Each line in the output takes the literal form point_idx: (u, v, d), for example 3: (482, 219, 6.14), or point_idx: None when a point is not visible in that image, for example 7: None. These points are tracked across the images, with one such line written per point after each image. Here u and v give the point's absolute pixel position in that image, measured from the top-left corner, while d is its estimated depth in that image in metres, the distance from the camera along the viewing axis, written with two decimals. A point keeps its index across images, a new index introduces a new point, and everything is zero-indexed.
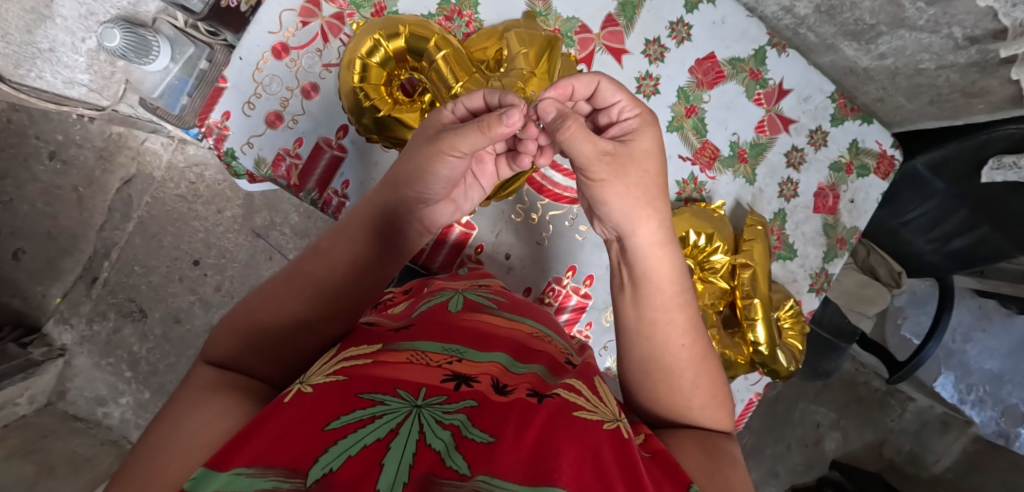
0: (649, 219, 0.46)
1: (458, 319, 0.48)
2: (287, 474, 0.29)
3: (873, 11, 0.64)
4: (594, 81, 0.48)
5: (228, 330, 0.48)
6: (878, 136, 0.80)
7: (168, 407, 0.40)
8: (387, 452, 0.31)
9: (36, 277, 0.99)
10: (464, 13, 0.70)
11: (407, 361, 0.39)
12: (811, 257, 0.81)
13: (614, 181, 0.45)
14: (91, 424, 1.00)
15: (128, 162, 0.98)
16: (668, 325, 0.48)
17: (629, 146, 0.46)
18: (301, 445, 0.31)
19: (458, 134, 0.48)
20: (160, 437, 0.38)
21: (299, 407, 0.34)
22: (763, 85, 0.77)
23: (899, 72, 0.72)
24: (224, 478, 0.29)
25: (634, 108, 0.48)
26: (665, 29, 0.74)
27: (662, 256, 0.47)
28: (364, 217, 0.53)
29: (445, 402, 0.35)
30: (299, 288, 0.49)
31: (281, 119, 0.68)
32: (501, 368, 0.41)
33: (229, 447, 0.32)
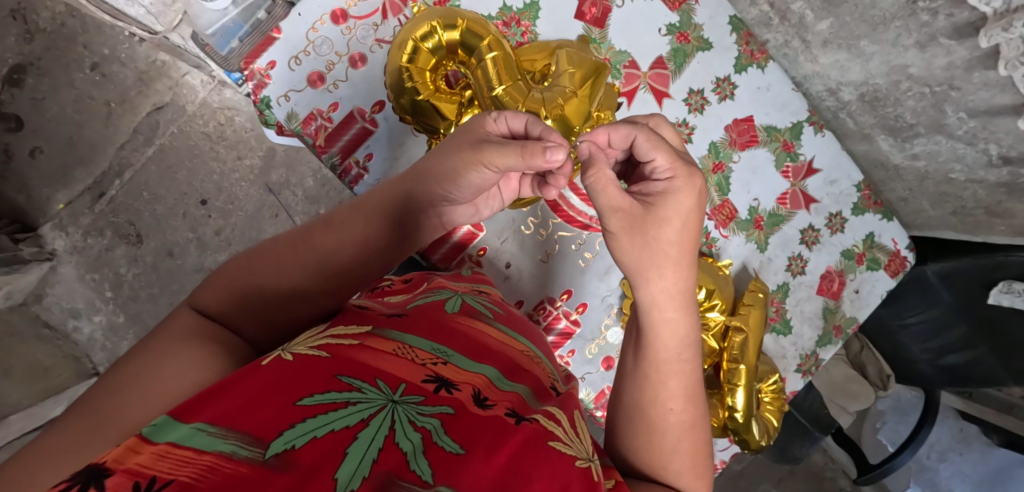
0: (655, 281, 0.43)
1: (455, 324, 0.48)
2: (249, 441, 0.29)
3: (915, 111, 0.66)
4: (631, 135, 0.45)
5: (221, 283, 0.48)
6: (894, 234, 0.80)
7: (148, 345, 0.40)
8: (352, 443, 0.30)
9: (46, 180, 1.00)
10: (522, 23, 0.71)
11: (390, 352, 0.39)
12: (805, 337, 0.80)
13: (622, 237, 0.44)
14: (58, 334, 1.01)
15: (165, 91, 1.00)
16: (659, 387, 0.46)
17: (649, 210, 0.43)
18: (268, 414, 0.30)
19: (497, 150, 0.46)
20: (129, 376, 0.37)
21: (272, 373, 0.34)
22: (793, 158, 0.78)
23: (928, 176, 0.72)
24: (184, 430, 0.28)
25: (669, 169, 0.44)
26: (711, 83, 0.75)
27: (667, 319, 0.45)
28: (383, 202, 0.52)
29: (422, 403, 0.35)
30: (303, 258, 0.49)
31: (322, 81, 0.69)
32: (482, 381, 0.41)
33: (194, 401, 0.31)
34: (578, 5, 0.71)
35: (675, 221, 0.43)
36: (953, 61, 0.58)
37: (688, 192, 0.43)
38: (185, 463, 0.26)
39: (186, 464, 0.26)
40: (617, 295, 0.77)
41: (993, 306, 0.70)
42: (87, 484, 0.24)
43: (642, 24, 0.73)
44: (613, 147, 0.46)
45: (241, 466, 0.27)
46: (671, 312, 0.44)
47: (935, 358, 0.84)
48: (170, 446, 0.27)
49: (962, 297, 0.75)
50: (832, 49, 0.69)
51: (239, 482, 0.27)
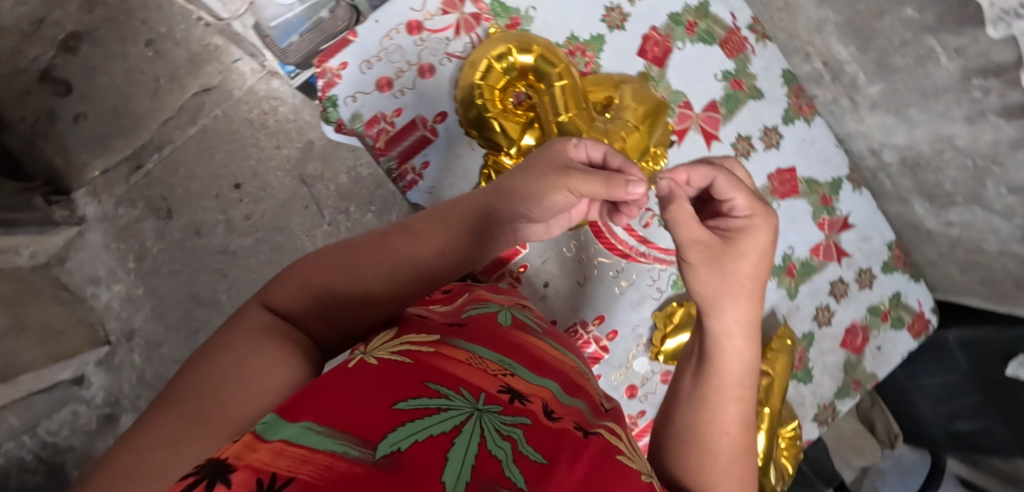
0: (729, 309, 0.48)
1: (513, 336, 0.51)
2: (357, 443, 0.31)
3: (955, 181, 0.69)
4: (712, 175, 0.48)
5: (294, 282, 0.50)
6: (920, 296, 0.82)
7: (231, 341, 0.42)
8: (452, 447, 0.32)
9: (86, 146, 1.04)
10: (587, 54, 0.74)
11: (460, 362, 0.42)
12: (824, 387, 0.81)
13: (702, 265, 0.48)
14: (77, 298, 1.05)
15: (214, 74, 1.06)
16: (718, 410, 0.49)
17: (730, 243, 0.48)
18: (371, 418, 0.33)
19: (584, 177, 0.49)
20: (218, 370, 0.39)
21: (360, 379, 0.36)
22: (830, 212, 0.80)
23: (959, 244, 0.75)
24: (292, 431, 0.30)
25: (748, 209, 0.48)
26: (759, 131, 0.78)
27: (736, 346, 0.49)
28: (462, 215, 0.56)
29: (502, 413, 0.38)
30: (378, 262, 0.52)
31: (390, 86, 0.72)
32: (547, 395, 0.44)
33: (292, 404, 0.33)
34: (641, 43, 0.75)
35: (748, 256, 0.48)
36: (1000, 139, 0.61)
37: (761, 229, 0.48)
38: (301, 463, 0.28)
39: (303, 463, 0.28)
40: (646, 326, 0.79)
41: (1011, 377, 0.72)
42: (216, 479, 0.27)
43: (700, 67, 0.77)
44: (690, 185, 0.49)
45: (353, 466, 0.29)
46: (741, 339, 0.48)
47: (947, 422, 0.87)
48: (285, 442, 0.29)
49: (979, 365, 0.77)
50: (879, 113, 0.73)
51: (353, 479, 0.28)
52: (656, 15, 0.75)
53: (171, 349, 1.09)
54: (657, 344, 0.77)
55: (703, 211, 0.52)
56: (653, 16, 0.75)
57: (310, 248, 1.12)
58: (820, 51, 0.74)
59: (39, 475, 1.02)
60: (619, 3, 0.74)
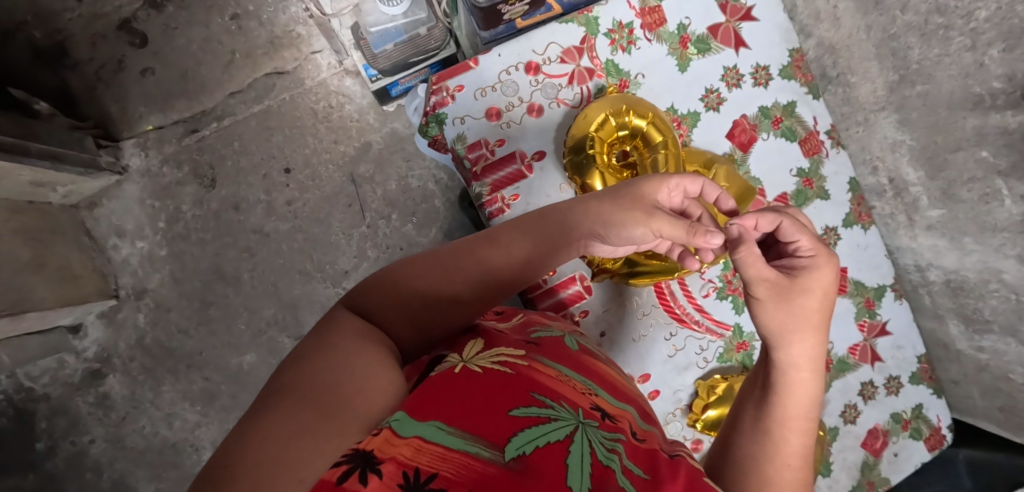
0: (797, 342, 0.56)
1: (584, 359, 0.56)
2: (488, 445, 0.37)
3: (995, 309, 0.77)
4: (776, 220, 0.57)
5: (384, 289, 0.56)
6: (939, 411, 0.89)
7: (335, 339, 0.48)
8: (569, 456, 0.39)
9: (145, 98, 1.21)
10: (682, 127, 0.80)
11: (552, 377, 0.47)
12: (840, 483, 0.86)
13: (771, 303, 0.57)
14: (97, 246, 1.20)
15: (290, 60, 1.22)
16: (783, 443, 0.56)
17: (794, 279, 0.57)
18: (495, 424, 0.39)
19: (669, 222, 0.57)
20: (334, 359, 0.45)
21: (476, 388, 0.42)
22: (871, 315, 0.86)
23: (986, 369, 0.83)
24: (429, 430, 0.36)
25: (812, 249, 0.57)
26: (820, 229, 0.84)
27: (801, 377, 0.57)
28: (540, 233, 0.63)
29: (601, 428, 0.44)
30: (462, 269, 0.59)
31: (498, 117, 0.76)
32: (628, 417, 0.51)
33: (417, 406, 0.38)
34: (730, 127, 0.81)
35: (813, 293, 0.56)
36: None
37: (825, 268, 0.57)
38: (441, 458, 0.34)
39: (442, 459, 0.34)
40: (687, 392, 0.81)
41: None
42: (367, 469, 0.32)
43: (779, 159, 0.82)
44: (757, 229, 0.58)
45: (489, 467, 0.35)
46: (808, 371, 0.56)
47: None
48: (424, 436, 0.35)
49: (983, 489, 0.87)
50: (934, 234, 0.80)
51: (493, 478, 0.35)
52: (749, 105, 0.82)
53: (177, 315, 1.23)
54: (697, 412, 0.79)
55: (770, 252, 0.61)
56: (746, 105, 0.82)
57: (342, 244, 1.25)
58: (888, 168, 0.82)
59: (7, 417, 1.20)
60: (718, 87, 0.81)
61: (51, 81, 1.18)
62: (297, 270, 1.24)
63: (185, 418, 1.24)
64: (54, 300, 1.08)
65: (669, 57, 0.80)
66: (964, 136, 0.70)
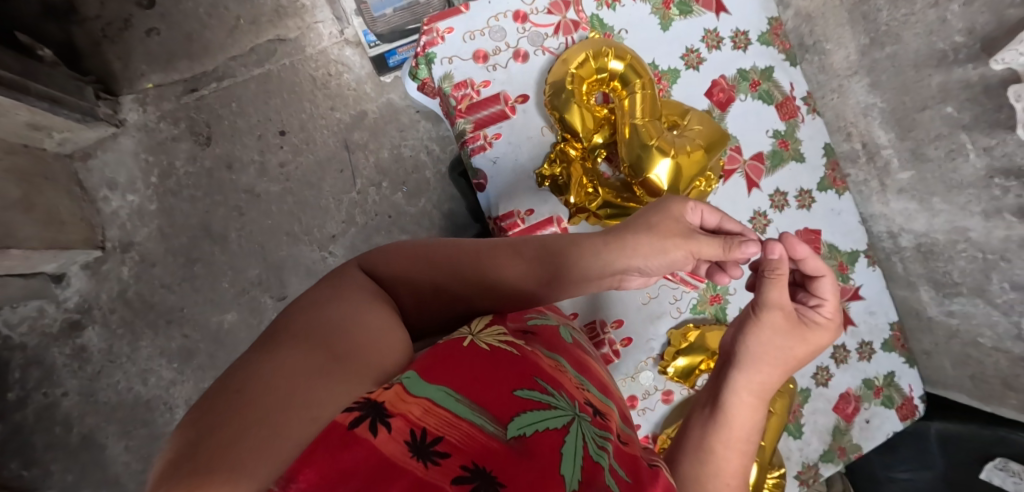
0: (759, 373, 0.62)
1: (576, 352, 0.56)
2: (491, 420, 0.38)
3: (963, 271, 0.79)
4: (823, 273, 0.62)
5: (400, 261, 0.58)
6: (911, 381, 0.90)
7: (349, 298, 0.49)
8: (564, 445, 0.40)
9: (148, 57, 1.24)
10: (662, 82, 0.83)
11: (554, 365, 0.49)
12: (810, 446, 0.86)
13: (764, 332, 0.61)
14: (88, 197, 1.21)
15: (293, 29, 1.26)
16: (723, 461, 0.60)
17: (806, 330, 0.62)
18: (500, 402, 0.40)
19: (706, 241, 0.60)
20: (350, 320, 0.46)
21: (478, 363, 0.43)
22: (844, 279, 0.88)
23: (957, 335, 0.84)
24: (438, 395, 0.37)
25: (829, 314, 0.63)
26: (795, 190, 0.86)
27: (746, 405, 0.62)
28: (562, 254, 0.63)
29: (593, 424, 0.45)
30: (474, 269, 0.60)
31: (485, 60, 0.78)
32: (612, 415, 0.52)
33: (430, 368, 0.40)
34: (709, 86, 0.84)
35: (806, 344, 0.62)
36: (1010, 236, 0.71)
37: (830, 332, 0.63)
38: (450, 424, 0.36)
39: (450, 425, 0.35)
40: (659, 342, 0.82)
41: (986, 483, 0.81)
42: (379, 418, 0.33)
43: (755, 121, 0.85)
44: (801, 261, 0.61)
45: (491, 441, 0.37)
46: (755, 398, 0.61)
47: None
48: (435, 401, 0.37)
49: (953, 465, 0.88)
50: (904, 198, 0.83)
51: (493, 452, 0.36)
52: (727, 66, 0.85)
53: (162, 270, 1.23)
54: (668, 359, 0.80)
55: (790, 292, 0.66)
56: (725, 66, 0.85)
57: (332, 209, 1.26)
58: (861, 132, 0.85)
59: None
60: (699, 48, 0.84)
61: (56, 34, 1.21)
62: (285, 231, 1.25)
63: (161, 375, 1.23)
64: (39, 242, 1.08)
65: (652, 17, 0.83)
66: (930, 94, 0.73)
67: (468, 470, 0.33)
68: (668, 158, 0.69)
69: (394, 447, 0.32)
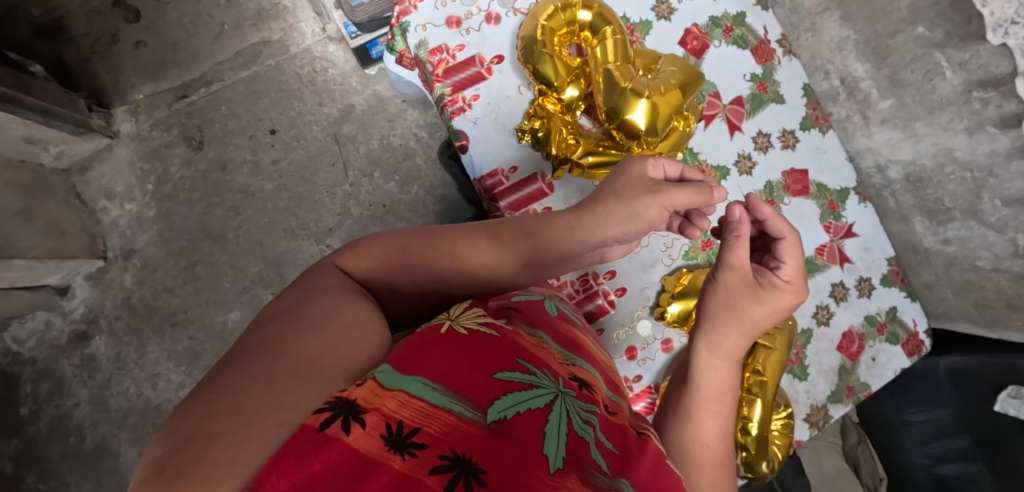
0: (729, 334, 0.60)
1: (562, 327, 0.52)
2: (472, 406, 0.35)
3: (954, 195, 0.78)
4: (783, 234, 0.60)
5: (375, 254, 0.54)
6: (915, 315, 0.88)
7: (320, 295, 0.46)
8: (547, 423, 0.37)
9: (137, 69, 1.27)
10: (635, 34, 0.83)
11: (537, 343, 0.45)
12: (817, 388, 0.85)
13: (728, 292, 0.60)
14: (87, 208, 1.23)
15: (276, 30, 1.29)
16: (701, 424, 0.59)
17: (765, 292, 0.59)
18: (478, 384, 0.37)
19: (682, 191, 0.59)
20: (319, 315, 0.43)
21: (458, 344, 0.39)
22: (836, 217, 0.87)
23: (955, 263, 0.83)
24: (416, 386, 0.34)
25: (790, 280, 0.60)
26: (778, 131, 0.86)
27: (718, 368, 0.60)
28: (546, 233, 0.59)
29: (578, 398, 0.42)
30: (453, 258, 0.56)
31: (458, 24, 0.79)
32: (599, 386, 0.48)
33: (405, 356, 0.36)
34: (682, 35, 0.85)
35: (764, 306, 0.59)
36: (995, 150, 0.70)
37: (790, 296, 0.60)
38: (426, 416, 0.32)
39: (428, 416, 0.32)
40: (654, 290, 0.81)
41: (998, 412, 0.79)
42: (351, 417, 0.30)
43: (731, 66, 0.86)
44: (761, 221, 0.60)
45: (471, 427, 0.34)
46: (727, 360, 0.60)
47: (932, 466, 0.89)
48: (411, 394, 0.33)
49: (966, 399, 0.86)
50: (888, 127, 0.83)
51: (473, 439, 0.33)
52: (700, 14, 0.85)
53: (164, 274, 1.25)
54: (663, 306, 0.79)
55: (756, 257, 0.64)
56: (697, 15, 0.85)
57: (326, 202, 1.28)
58: (839, 68, 0.85)
59: None
60: None
61: (47, 53, 1.24)
62: (282, 228, 1.27)
63: (169, 379, 1.24)
64: (42, 251, 1.09)
65: None
66: (900, 18, 0.73)
67: (448, 460, 0.30)
68: (644, 99, 0.70)
69: (368, 443, 0.29)
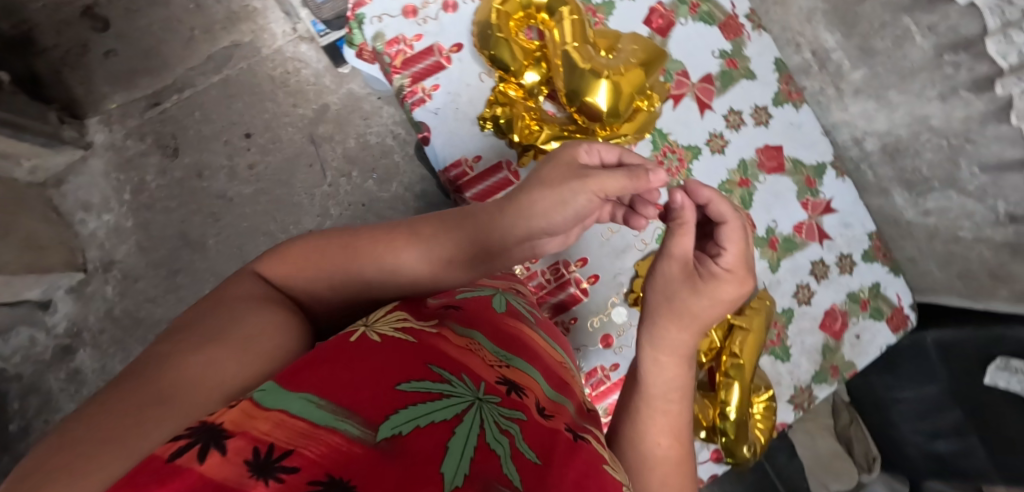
0: (672, 327, 0.56)
1: (506, 322, 0.51)
2: (360, 421, 0.30)
3: (931, 164, 0.76)
4: (725, 219, 0.56)
5: (297, 262, 0.52)
6: (899, 290, 0.86)
7: (224, 307, 0.44)
8: (452, 437, 0.31)
9: (109, 78, 1.25)
10: (597, 15, 0.81)
11: (465, 346, 0.42)
12: (801, 369, 0.83)
13: (671, 281, 0.56)
14: (64, 222, 1.22)
15: (246, 33, 1.27)
16: (649, 421, 0.56)
17: (704, 282, 0.55)
18: (372, 397, 0.32)
19: (612, 176, 0.52)
20: (212, 328, 0.40)
21: (365, 352, 0.35)
22: (813, 193, 0.85)
23: (937, 235, 0.81)
24: (298, 404, 0.29)
25: (732, 267, 0.55)
26: (749, 108, 0.84)
27: (664, 363, 0.57)
28: (474, 230, 0.55)
29: (501, 405, 0.37)
30: (376, 261, 0.53)
31: (415, 14, 0.76)
32: (534, 388, 0.44)
33: (293, 371, 0.32)
34: (647, 13, 0.82)
35: (703, 297, 0.55)
36: (969, 115, 0.68)
37: (732, 285, 0.55)
38: (304, 436, 0.27)
39: (307, 436, 0.27)
40: (628, 276, 0.80)
41: (988, 387, 0.77)
42: (209, 444, 0.25)
43: (699, 43, 0.83)
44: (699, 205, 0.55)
45: (355, 446, 0.28)
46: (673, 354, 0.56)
47: (926, 443, 0.91)
48: (289, 414, 0.28)
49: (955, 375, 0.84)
50: (862, 98, 0.80)
51: (356, 460, 0.27)
52: None
53: (146, 284, 1.24)
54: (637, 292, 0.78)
55: (702, 243, 0.59)
56: None
57: (305, 204, 1.27)
58: (810, 40, 0.83)
59: None
60: None
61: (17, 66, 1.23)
62: (262, 232, 1.26)
63: None
64: (17, 266, 1.08)
65: None
66: None
67: (321, 485, 0.24)
68: (604, 80, 0.68)
69: (227, 471, 0.24)
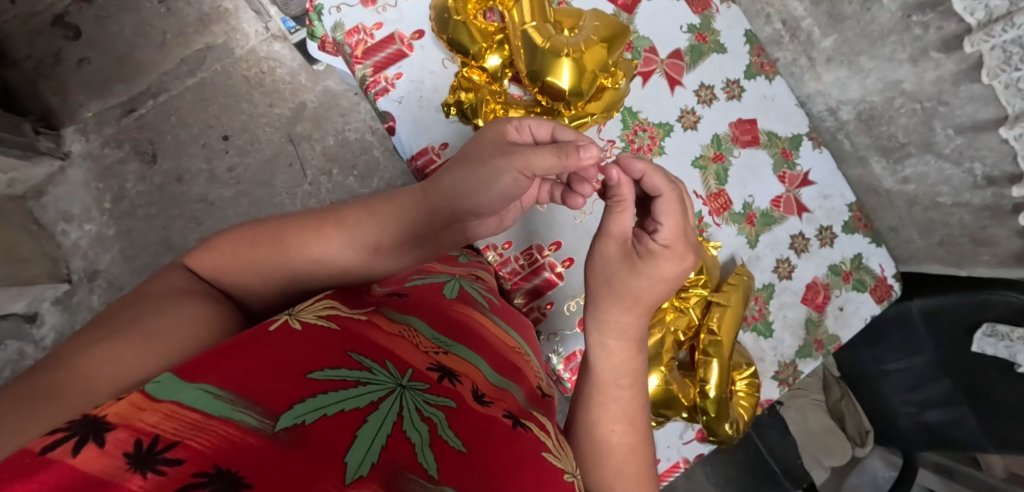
0: (616, 310, 0.54)
1: (451, 308, 0.53)
2: (261, 412, 0.29)
3: (906, 129, 0.74)
4: (660, 191, 0.52)
5: (222, 254, 0.51)
6: (882, 260, 0.85)
7: (139, 303, 0.43)
8: (362, 427, 0.31)
9: (83, 87, 1.24)
10: None
11: (395, 334, 0.42)
12: (784, 344, 0.82)
13: (612, 263, 0.54)
14: (46, 233, 1.21)
15: (219, 34, 1.26)
16: (602, 407, 0.56)
17: (643, 259, 0.52)
18: (278, 387, 0.31)
19: (537, 153, 0.48)
20: (121, 323, 0.40)
21: (283, 341, 0.35)
22: (790, 166, 0.84)
23: (917, 202, 0.79)
24: (191, 395, 0.28)
25: (670, 241, 0.52)
26: (721, 82, 0.83)
27: (613, 348, 0.55)
28: (402, 212, 0.54)
29: (427, 391, 0.37)
30: (303, 249, 0.52)
31: (374, 2, 0.75)
32: (473, 373, 0.43)
33: (196, 362, 0.31)
34: None
35: (643, 277, 0.52)
36: (941, 76, 0.66)
37: (673, 260, 0.53)
38: (192, 427, 0.26)
39: (197, 428, 0.26)
40: None
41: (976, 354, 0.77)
42: (88, 437, 0.24)
43: (666, 18, 0.81)
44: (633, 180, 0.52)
45: (249, 437, 0.27)
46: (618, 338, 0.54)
47: (917, 413, 0.92)
48: (177, 405, 0.27)
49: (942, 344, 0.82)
50: (834, 66, 0.79)
51: (246, 450, 0.27)
52: None
53: None
54: None
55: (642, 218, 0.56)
56: None
57: (287, 204, 1.26)
58: (779, 10, 0.81)
59: None
60: None
61: None
62: None
63: None
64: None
65: None
66: None
67: (205, 477, 0.24)
68: (565, 59, 0.67)
69: (105, 465, 0.23)
